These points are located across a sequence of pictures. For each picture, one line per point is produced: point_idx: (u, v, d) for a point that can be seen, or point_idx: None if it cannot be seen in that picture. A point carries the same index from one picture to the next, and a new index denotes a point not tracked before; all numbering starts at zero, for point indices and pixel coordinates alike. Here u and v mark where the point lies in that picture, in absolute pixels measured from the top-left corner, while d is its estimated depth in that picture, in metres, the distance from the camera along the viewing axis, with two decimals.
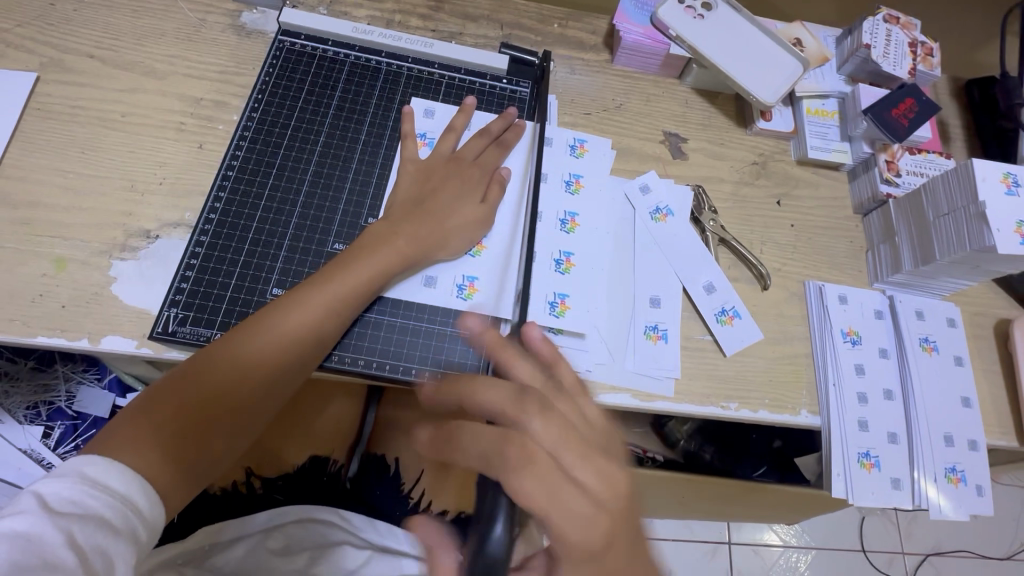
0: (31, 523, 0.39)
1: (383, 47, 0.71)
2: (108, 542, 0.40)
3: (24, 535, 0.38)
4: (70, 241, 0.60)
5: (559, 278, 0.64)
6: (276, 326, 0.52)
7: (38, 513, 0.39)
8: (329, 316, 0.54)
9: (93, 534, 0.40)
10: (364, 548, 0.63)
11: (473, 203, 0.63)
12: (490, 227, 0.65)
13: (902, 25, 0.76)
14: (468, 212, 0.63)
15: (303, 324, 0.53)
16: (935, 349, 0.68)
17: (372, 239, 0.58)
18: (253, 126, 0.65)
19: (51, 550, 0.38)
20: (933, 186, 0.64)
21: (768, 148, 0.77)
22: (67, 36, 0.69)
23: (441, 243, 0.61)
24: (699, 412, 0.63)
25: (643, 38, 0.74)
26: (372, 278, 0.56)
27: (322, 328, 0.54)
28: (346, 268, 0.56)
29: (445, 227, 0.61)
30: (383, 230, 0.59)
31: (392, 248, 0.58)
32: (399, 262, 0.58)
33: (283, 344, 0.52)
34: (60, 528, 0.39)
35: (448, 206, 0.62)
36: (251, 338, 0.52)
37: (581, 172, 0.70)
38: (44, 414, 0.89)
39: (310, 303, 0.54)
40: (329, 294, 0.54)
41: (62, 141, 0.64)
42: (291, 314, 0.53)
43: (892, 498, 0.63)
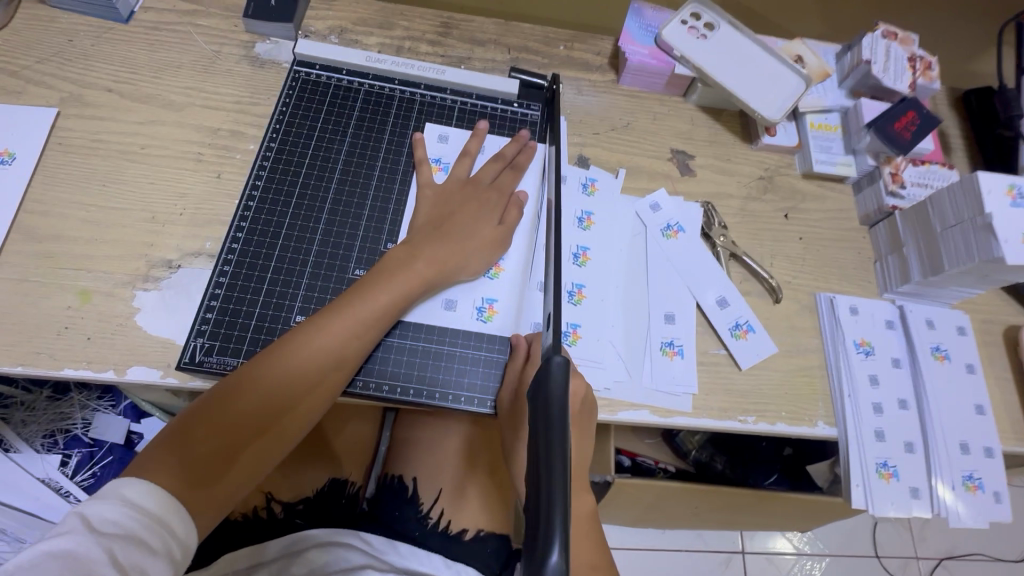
0: (77, 541, 0.39)
1: (396, 75, 0.73)
2: (148, 561, 0.41)
3: (70, 553, 0.39)
4: (93, 273, 0.60)
5: (571, 309, 0.65)
6: (302, 348, 0.53)
7: (81, 532, 0.40)
8: (353, 338, 0.55)
9: (133, 553, 0.40)
10: (387, 571, 0.62)
11: (491, 224, 0.65)
12: (507, 247, 0.66)
13: (900, 41, 0.78)
14: (486, 232, 0.64)
15: (328, 345, 0.54)
16: (947, 357, 0.69)
17: (395, 262, 0.59)
18: (272, 156, 0.67)
19: (96, 567, 0.39)
20: (939, 197, 0.66)
21: (774, 163, 0.79)
22: (86, 70, 0.70)
23: (461, 264, 0.61)
24: (717, 426, 0.64)
25: (648, 59, 0.76)
26: (395, 299, 0.57)
27: (346, 350, 0.55)
28: (372, 290, 0.57)
29: (464, 249, 0.62)
30: (405, 253, 0.60)
31: (413, 272, 0.59)
32: (422, 284, 0.59)
33: (309, 366, 0.53)
34: (103, 547, 0.40)
35: (468, 228, 0.63)
36: (276, 361, 0.53)
37: (593, 210, 0.71)
38: (61, 442, 0.89)
39: (338, 327, 0.55)
40: (354, 316, 0.55)
41: (84, 174, 0.65)
42: (316, 336, 0.54)
43: (910, 506, 0.64)
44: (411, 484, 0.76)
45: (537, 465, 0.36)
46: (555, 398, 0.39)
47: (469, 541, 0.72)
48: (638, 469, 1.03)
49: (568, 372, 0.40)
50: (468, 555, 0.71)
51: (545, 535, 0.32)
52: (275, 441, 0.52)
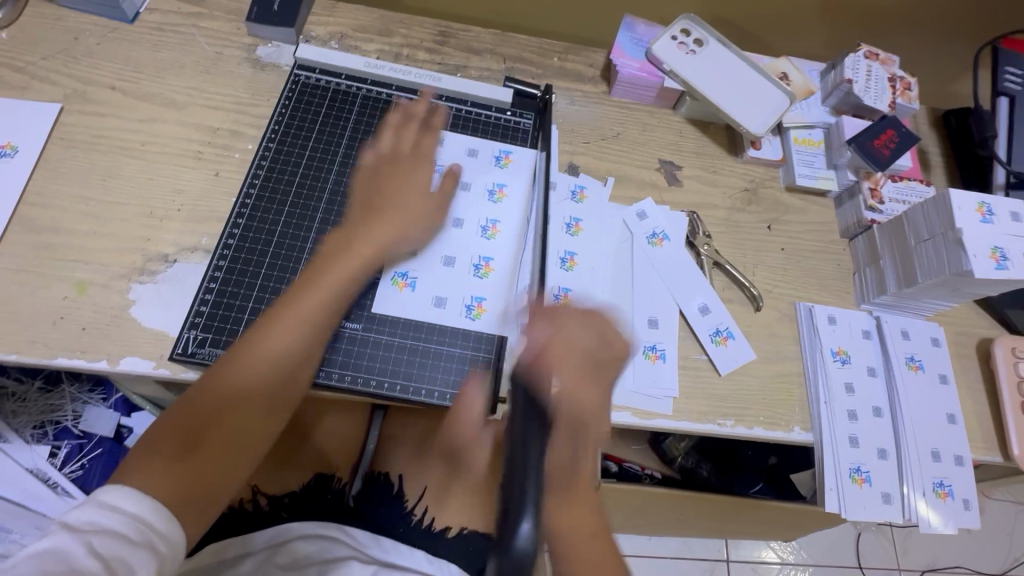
0: (53, 540, 0.41)
1: (393, 80, 0.75)
2: (126, 551, 0.42)
3: (50, 551, 0.40)
4: (90, 265, 0.62)
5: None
6: (264, 343, 0.54)
7: (60, 532, 0.41)
8: (312, 329, 0.56)
9: (110, 544, 0.41)
10: (369, 563, 0.63)
11: (421, 196, 0.66)
12: (439, 220, 0.67)
13: (882, 61, 0.81)
14: (417, 207, 0.65)
15: (290, 340, 0.55)
16: (920, 367, 0.71)
17: (333, 249, 0.60)
18: (269, 155, 0.68)
19: (74, 561, 0.40)
20: (913, 213, 0.68)
21: (758, 175, 0.81)
22: (90, 68, 0.72)
23: (398, 241, 0.63)
24: (697, 428, 0.66)
25: (639, 72, 0.78)
26: (342, 283, 0.59)
27: (307, 341, 0.56)
28: (316, 281, 0.58)
29: (402, 224, 0.63)
30: (341, 241, 0.61)
31: (353, 255, 0.60)
32: (360, 269, 0.60)
33: (274, 361, 0.54)
34: (80, 542, 0.41)
35: (400, 206, 0.64)
36: (242, 360, 0.53)
37: (581, 217, 0.73)
38: (51, 434, 0.90)
39: (297, 322, 0.56)
40: (308, 306, 0.56)
41: (85, 168, 0.67)
42: (275, 329, 0.55)
43: (882, 512, 0.65)
44: (397, 481, 0.77)
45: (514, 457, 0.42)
46: (530, 465, 0.41)
47: (451, 539, 0.72)
48: (624, 474, 1.04)
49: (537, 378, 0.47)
50: (447, 551, 0.71)
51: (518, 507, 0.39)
52: (256, 440, 0.53)
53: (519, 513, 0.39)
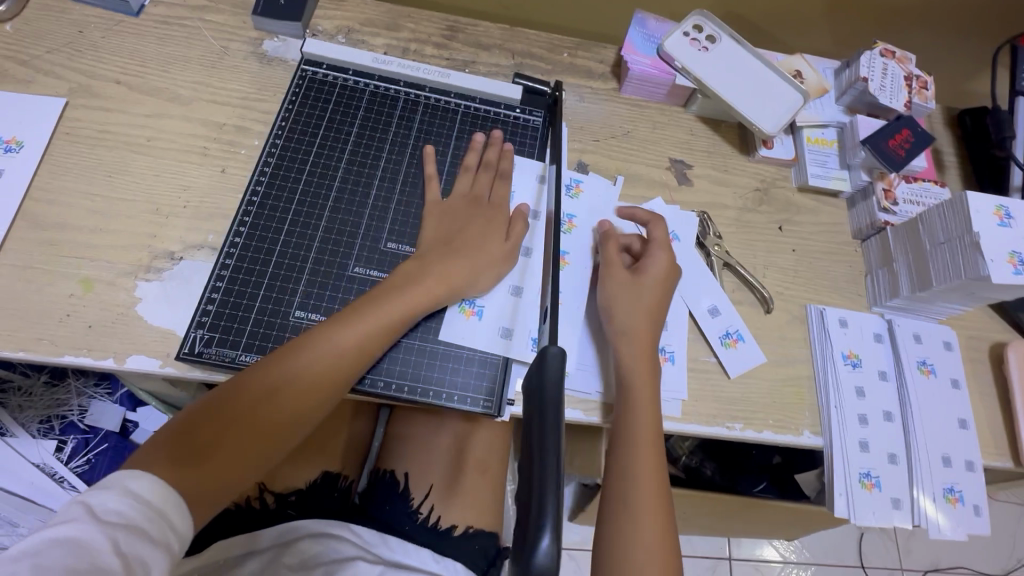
0: (79, 529, 0.39)
1: (401, 76, 0.74)
2: (148, 551, 0.40)
3: (75, 540, 0.38)
4: (96, 262, 0.61)
5: (559, 314, 0.66)
6: (311, 356, 0.54)
7: (84, 519, 0.39)
8: (360, 352, 0.56)
9: (135, 543, 0.40)
10: (376, 563, 0.64)
11: (498, 240, 0.65)
12: (512, 265, 0.66)
13: (898, 59, 0.80)
14: (493, 251, 0.64)
15: (337, 358, 0.54)
16: (932, 371, 0.71)
17: (405, 276, 0.60)
18: (277, 152, 0.67)
19: (98, 555, 0.38)
20: (929, 215, 0.67)
21: (770, 175, 0.80)
22: (95, 62, 0.71)
23: (470, 281, 0.62)
24: (705, 432, 0.65)
25: (650, 69, 0.77)
26: (401, 318, 0.58)
27: (351, 363, 0.55)
28: (373, 302, 0.57)
29: (472, 266, 0.62)
30: (414, 269, 0.61)
31: (424, 288, 0.59)
32: (426, 303, 0.59)
33: (315, 376, 0.54)
34: (107, 535, 0.39)
35: (478, 245, 0.64)
36: (286, 364, 0.53)
37: (575, 212, 0.72)
38: (57, 428, 0.90)
39: (342, 340, 0.55)
40: (362, 332, 0.56)
41: (90, 164, 0.66)
42: (324, 346, 0.54)
43: (892, 517, 0.65)
44: (403, 479, 0.76)
45: (531, 455, 0.37)
46: (549, 421, 0.38)
47: (457, 538, 0.73)
48: None
49: (564, 363, 0.42)
50: (456, 551, 0.71)
51: (538, 519, 0.33)
52: (275, 449, 0.53)
53: (544, 467, 0.35)
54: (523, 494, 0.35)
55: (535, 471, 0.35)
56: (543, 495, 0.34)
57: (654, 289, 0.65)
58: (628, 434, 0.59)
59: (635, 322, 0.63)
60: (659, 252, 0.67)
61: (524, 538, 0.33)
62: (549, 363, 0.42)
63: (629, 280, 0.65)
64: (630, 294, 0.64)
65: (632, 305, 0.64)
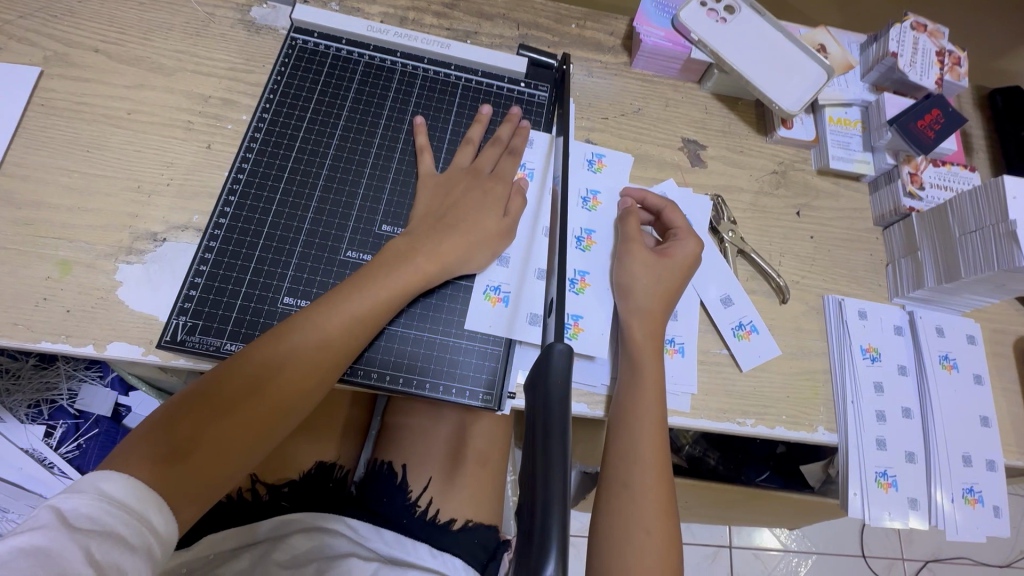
0: (49, 537, 0.36)
1: (398, 46, 0.69)
2: (126, 559, 0.38)
3: (43, 550, 0.36)
4: (74, 243, 0.58)
5: (574, 298, 0.63)
6: (295, 341, 0.50)
7: (55, 527, 0.37)
8: (348, 335, 0.52)
9: (110, 550, 0.38)
10: (371, 560, 0.61)
11: (496, 216, 0.61)
12: (509, 245, 0.62)
13: (930, 33, 0.75)
14: (490, 228, 0.60)
15: (323, 342, 0.51)
16: (954, 366, 0.67)
17: (393, 256, 0.56)
18: (264, 127, 0.63)
19: (69, 565, 0.36)
20: (960, 200, 0.63)
21: (788, 157, 0.76)
22: (72, 29, 0.67)
23: (465, 260, 0.59)
24: (715, 428, 0.62)
25: (664, 41, 0.72)
26: (391, 299, 0.54)
27: (339, 348, 0.52)
28: (363, 283, 0.54)
29: (468, 246, 0.59)
30: (403, 247, 0.57)
31: (414, 269, 0.56)
32: (419, 284, 0.56)
33: (302, 362, 0.50)
34: (79, 543, 0.37)
35: (472, 221, 0.60)
36: (270, 351, 0.50)
37: (599, 189, 0.68)
38: (45, 413, 0.88)
39: (330, 323, 0.51)
40: (348, 314, 0.52)
41: (67, 138, 0.62)
42: (308, 329, 0.51)
43: (908, 517, 0.62)
44: (400, 471, 0.74)
45: (533, 461, 0.33)
46: (555, 420, 0.35)
47: (455, 532, 0.70)
48: None
49: (571, 361, 0.39)
50: (454, 545, 0.69)
51: (542, 535, 0.29)
52: (267, 440, 0.50)
53: (548, 473, 0.32)
54: (524, 500, 0.32)
55: (539, 479, 0.32)
56: (548, 500, 0.31)
57: (677, 271, 0.62)
58: (633, 415, 0.56)
59: (653, 303, 0.60)
60: (683, 236, 0.63)
61: (526, 555, 0.29)
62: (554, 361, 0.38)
63: (654, 260, 0.61)
64: (651, 274, 0.61)
65: (653, 287, 0.60)
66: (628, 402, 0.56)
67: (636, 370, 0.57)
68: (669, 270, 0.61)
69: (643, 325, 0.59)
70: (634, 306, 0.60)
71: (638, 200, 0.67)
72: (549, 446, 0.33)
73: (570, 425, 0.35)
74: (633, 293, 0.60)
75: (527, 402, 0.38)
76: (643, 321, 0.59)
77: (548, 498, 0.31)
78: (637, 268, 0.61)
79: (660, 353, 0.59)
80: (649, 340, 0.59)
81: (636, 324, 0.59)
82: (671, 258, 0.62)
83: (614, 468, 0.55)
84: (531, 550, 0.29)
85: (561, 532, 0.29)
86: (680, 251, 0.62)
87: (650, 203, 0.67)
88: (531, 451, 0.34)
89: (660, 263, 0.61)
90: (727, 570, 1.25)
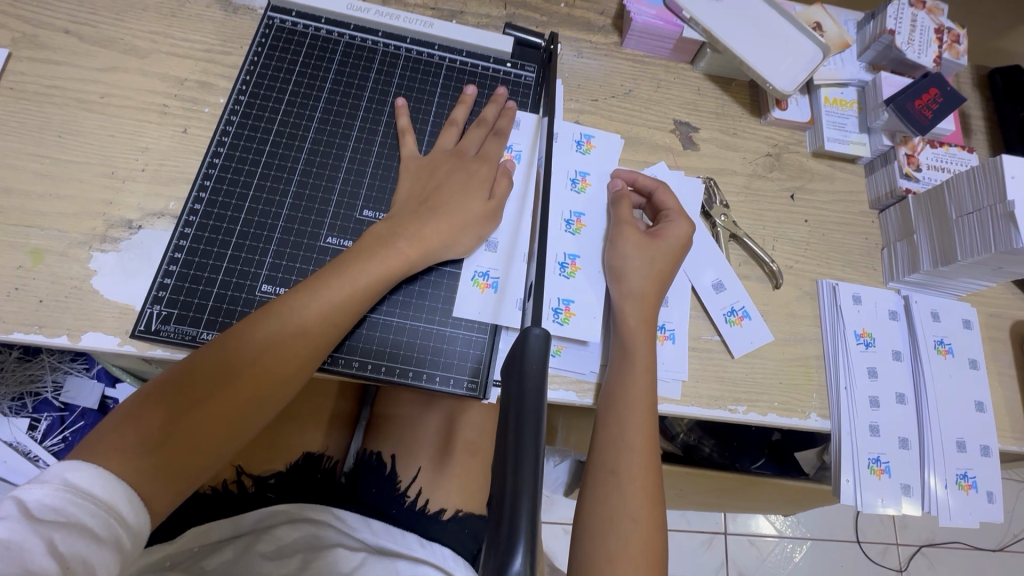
0: (9, 530, 0.35)
1: (379, 26, 0.67)
2: (92, 551, 0.37)
3: (3, 543, 0.34)
4: (46, 231, 0.56)
5: (563, 282, 0.61)
6: (274, 328, 0.49)
7: (17, 519, 0.36)
8: (328, 322, 0.51)
9: (75, 543, 0.36)
10: (358, 550, 0.60)
11: (482, 201, 0.59)
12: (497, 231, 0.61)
13: (929, 10, 0.73)
14: (475, 212, 0.58)
15: (302, 329, 0.50)
16: (950, 351, 0.66)
17: (375, 241, 0.54)
18: (241, 110, 0.61)
19: (30, 559, 0.35)
20: (958, 182, 0.62)
21: (783, 139, 0.74)
22: (42, 9, 0.64)
23: (450, 245, 0.57)
24: (706, 415, 0.61)
25: (655, 20, 0.70)
26: (372, 285, 0.53)
27: (320, 335, 0.51)
28: (344, 269, 0.52)
29: (452, 230, 0.57)
30: (385, 233, 0.55)
31: (397, 254, 0.54)
32: (402, 270, 0.55)
33: (281, 349, 0.49)
34: (41, 536, 0.36)
35: (457, 204, 0.58)
36: (248, 338, 0.49)
37: (588, 171, 0.67)
38: (30, 406, 0.87)
39: (309, 311, 0.50)
40: (328, 300, 0.51)
41: (38, 123, 0.60)
42: (287, 316, 0.50)
43: (900, 502, 0.62)
44: (389, 461, 0.73)
45: (504, 448, 0.32)
46: (528, 406, 0.34)
47: (446, 521, 0.69)
48: None
49: (547, 346, 0.37)
50: (444, 535, 0.68)
51: (510, 523, 0.28)
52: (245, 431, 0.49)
53: (518, 460, 0.31)
54: (495, 489, 0.31)
55: (509, 465, 0.31)
56: (518, 487, 0.30)
57: (669, 253, 0.60)
58: (621, 400, 0.55)
59: (643, 286, 0.59)
60: (677, 217, 0.62)
61: (495, 544, 0.28)
62: (529, 346, 0.37)
63: (646, 241, 0.60)
64: (643, 255, 0.59)
65: (645, 269, 0.59)
66: (616, 388, 0.55)
67: (626, 355, 0.56)
68: (663, 252, 0.60)
69: (633, 307, 0.58)
70: (625, 288, 0.59)
71: (630, 181, 0.66)
72: (520, 433, 0.32)
73: (543, 413, 0.34)
74: (623, 277, 0.59)
75: (501, 388, 0.36)
76: (636, 306, 0.58)
77: (517, 486, 0.30)
78: (631, 253, 0.59)
79: (651, 339, 0.57)
80: (639, 322, 0.57)
81: (626, 306, 0.58)
82: (664, 239, 0.60)
83: (600, 454, 0.54)
84: (499, 540, 0.28)
85: (531, 522, 0.28)
86: (671, 232, 0.61)
87: (643, 184, 0.65)
88: (503, 436, 0.33)
89: (652, 244, 0.60)
90: (722, 556, 1.25)
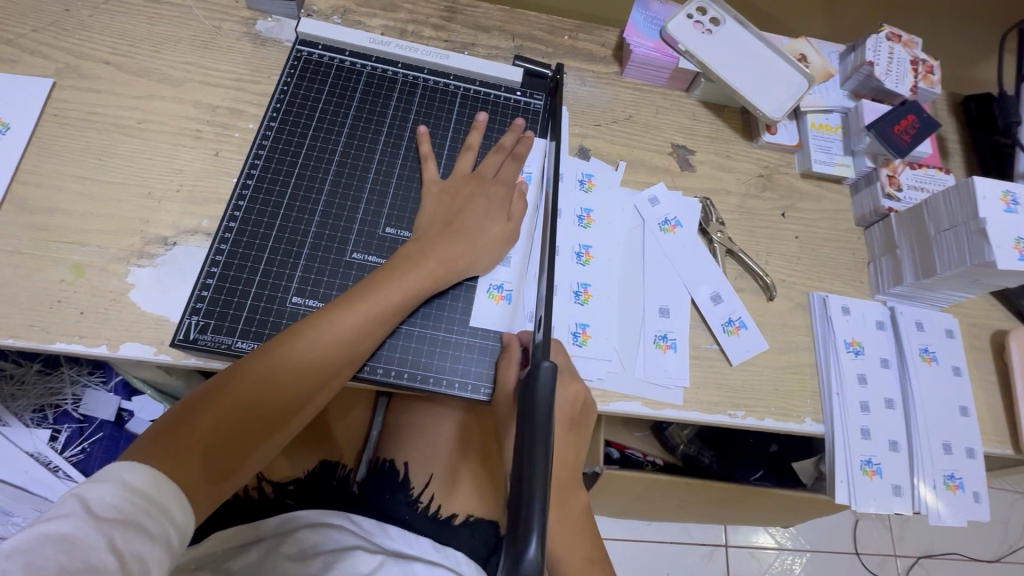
0: (75, 526, 0.38)
1: (399, 58, 0.72)
2: (146, 548, 0.40)
3: (68, 538, 0.38)
4: (87, 247, 0.60)
5: (578, 309, 0.65)
6: (318, 339, 0.53)
7: (80, 516, 0.39)
8: (362, 335, 0.55)
9: (133, 539, 0.39)
10: (375, 552, 0.62)
11: (500, 219, 0.64)
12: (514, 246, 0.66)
13: (904, 44, 0.79)
14: (493, 231, 0.63)
15: (338, 342, 0.53)
16: (934, 359, 0.70)
17: (409, 258, 0.58)
18: (271, 136, 0.66)
19: (92, 553, 0.38)
20: (935, 201, 0.67)
21: (773, 161, 0.79)
22: (83, 42, 0.69)
23: (473, 262, 0.61)
24: (707, 419, 0.65)
25: (653, 52, 0.76)
26: (403, 300, 0.57)
27: (359, 344, 0.55)
28: (381, 284, 0.56)
29: (474, 247, 0.62)
30: (414, 250, 0.59)
31: (429, 271, 0.59)
32: (430, 286, 0.59)
33: (324, 360, 0.53)
34: (102, 533, 0.39)
35: (480, 227, 0.63)
36: (292, 350, 0.52)
37: (592, 207, 0.71)
38: (50, 417, 0.89)
39: (346, 325, 0.54)
40: (362, 313, 0.55)
41: (79, 146, 0.64)
42: (331, 328, 0.53)
43: (892, 503, 0.65)
44: (402, 468, 0.76)
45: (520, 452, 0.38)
46: (541, 404, 0.40)
47: (457, 526, 0.72)
48: (626, 461, 1.04)
49: (555, 379, 0.41)
50: (456, 540, 0.71)
51: (525, 526, 0.34)
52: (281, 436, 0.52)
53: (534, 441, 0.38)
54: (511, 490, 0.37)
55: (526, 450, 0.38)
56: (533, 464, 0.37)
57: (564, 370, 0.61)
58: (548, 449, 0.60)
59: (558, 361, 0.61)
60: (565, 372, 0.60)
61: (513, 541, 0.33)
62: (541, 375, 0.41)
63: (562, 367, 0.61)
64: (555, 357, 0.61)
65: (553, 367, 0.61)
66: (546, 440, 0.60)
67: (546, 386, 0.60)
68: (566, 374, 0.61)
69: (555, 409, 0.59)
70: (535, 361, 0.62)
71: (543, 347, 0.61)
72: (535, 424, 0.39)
73: (553, 420, 0.40)
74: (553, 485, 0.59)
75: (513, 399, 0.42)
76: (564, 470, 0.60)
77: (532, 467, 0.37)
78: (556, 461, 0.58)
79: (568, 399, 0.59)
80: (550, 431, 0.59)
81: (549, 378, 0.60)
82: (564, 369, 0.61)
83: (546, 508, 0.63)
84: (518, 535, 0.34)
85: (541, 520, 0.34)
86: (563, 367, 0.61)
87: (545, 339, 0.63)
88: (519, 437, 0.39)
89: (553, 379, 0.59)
90: (723, 569, 1.27)
